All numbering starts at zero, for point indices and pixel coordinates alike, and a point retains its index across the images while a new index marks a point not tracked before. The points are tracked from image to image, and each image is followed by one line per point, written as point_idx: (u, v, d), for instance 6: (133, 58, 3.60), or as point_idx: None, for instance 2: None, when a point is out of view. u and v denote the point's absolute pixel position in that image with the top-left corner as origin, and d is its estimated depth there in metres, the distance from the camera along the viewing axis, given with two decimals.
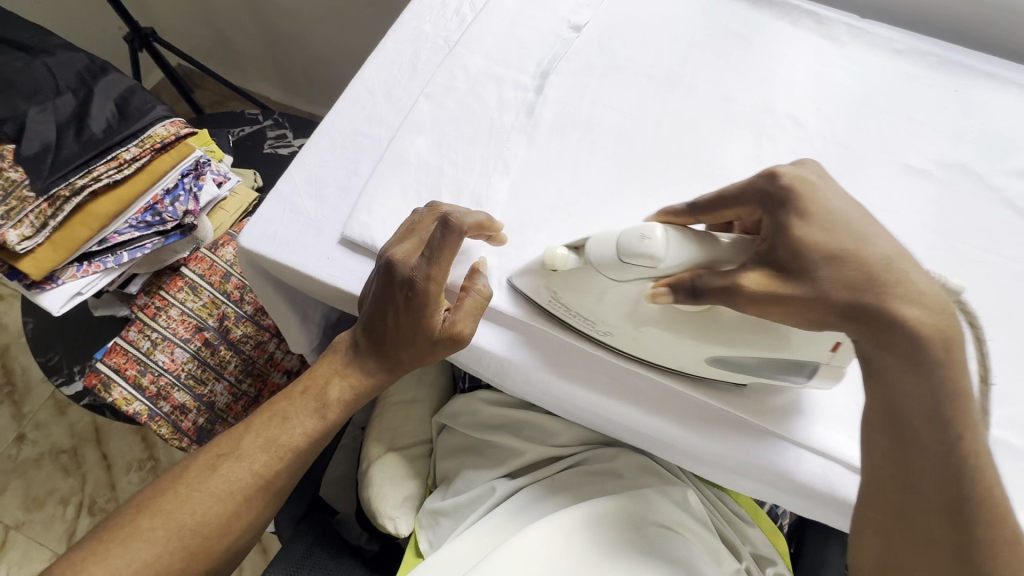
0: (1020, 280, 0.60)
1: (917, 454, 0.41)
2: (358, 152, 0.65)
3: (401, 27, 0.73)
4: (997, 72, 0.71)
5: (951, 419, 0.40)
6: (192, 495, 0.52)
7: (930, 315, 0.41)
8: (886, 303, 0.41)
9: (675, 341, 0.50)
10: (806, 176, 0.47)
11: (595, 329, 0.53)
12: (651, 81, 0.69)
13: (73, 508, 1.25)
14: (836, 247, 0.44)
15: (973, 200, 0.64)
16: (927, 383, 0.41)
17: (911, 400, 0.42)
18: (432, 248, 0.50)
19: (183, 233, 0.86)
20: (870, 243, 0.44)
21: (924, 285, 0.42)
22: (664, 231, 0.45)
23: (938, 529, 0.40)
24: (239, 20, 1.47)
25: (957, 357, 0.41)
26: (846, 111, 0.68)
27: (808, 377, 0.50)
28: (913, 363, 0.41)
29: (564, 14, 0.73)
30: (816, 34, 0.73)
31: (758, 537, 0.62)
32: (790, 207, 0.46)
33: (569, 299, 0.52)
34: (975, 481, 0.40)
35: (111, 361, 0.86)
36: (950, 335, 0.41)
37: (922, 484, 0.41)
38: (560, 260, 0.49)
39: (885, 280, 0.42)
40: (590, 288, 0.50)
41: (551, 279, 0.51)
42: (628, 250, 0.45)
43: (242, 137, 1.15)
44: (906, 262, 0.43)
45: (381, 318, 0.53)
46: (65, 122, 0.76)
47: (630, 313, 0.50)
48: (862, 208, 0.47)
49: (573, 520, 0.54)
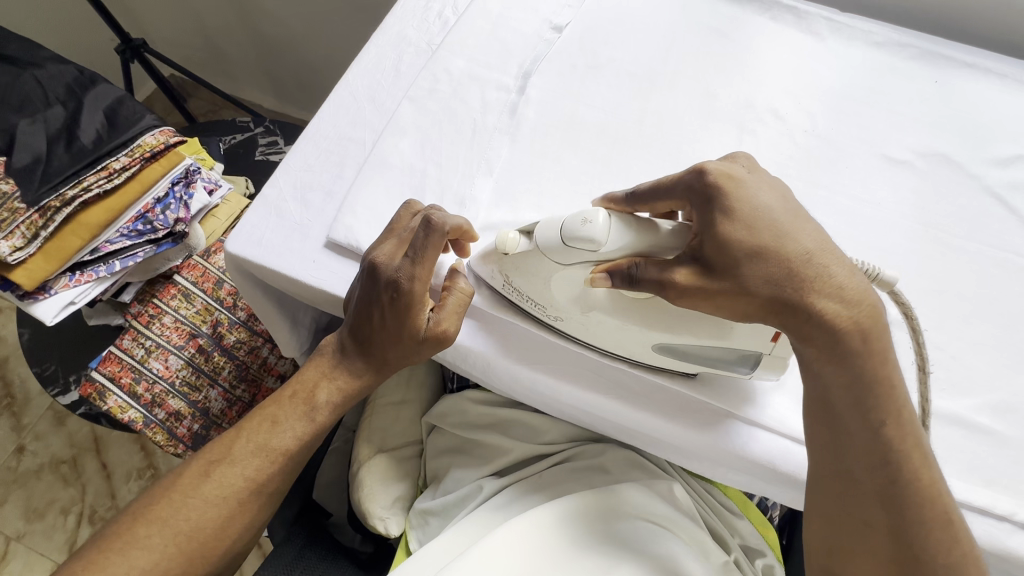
0: (1002, 268, 0.60)
1: (847, 443, 0.45)
2: (343, 156, 0.66)
3: (384, 32, 0.74)
4: (977, 61, 0.72)
5: (875, 407, 0.44)
6: (186, 501, 0.51)
7: (847, 310, 0.44)
8: (807, 297, 0.44)
9: (621, 326, 0.51)
10: (734, 172, 0.47)
11: (546, 314, 0.54)
12: (633, 79, 0.70)
13: (74, 518, 1.26)
14: (810, 236, 0.45)
15: (954, 189, 0.64)
16: (848, 375, 0.44)
17: (839, 392, 0.45)
18: (416, 248, 0.51)
19: (175, 240, 0.87)
20: (790, 239, 0.45)
21: (843, 279, 0.44)
22: (607, 216, 0.47)
23: (877, 513, 0.44)
24: (230, 29, 1.48)
25: (879, 345, 0.44)
26: (827, 105, 0.69)
27: (751, 369, 0.52)
28: (834, 355, 0.44)
29: (546, 15, 0.74)
30: (796, 29, 0.73)
31: (747, 528, 0.63)
32: (717, 206, 0.46)
33: (519, 283, 0.53)
34: (902, 464, 0.43)
35: (105, 370, 0.86)
36: (868, 329, 0.44)
37: (855, 471, 0.44)
38: (511, 244, 0.51)
39: (806, 275, 0.44)
40: (537, 273, 0.51)
41: (503, 263, 0.53)
42: (570, 235, 0.47)
43: (234, 145, 1.16)
44: (827, 255, 0.45)
45: (366, 319, 0.53)
46: (56, 134, 0.76)
47: (574, 296, 0.51)
48: (790, 202, 0.47)
49: (549, 520, 0.54)
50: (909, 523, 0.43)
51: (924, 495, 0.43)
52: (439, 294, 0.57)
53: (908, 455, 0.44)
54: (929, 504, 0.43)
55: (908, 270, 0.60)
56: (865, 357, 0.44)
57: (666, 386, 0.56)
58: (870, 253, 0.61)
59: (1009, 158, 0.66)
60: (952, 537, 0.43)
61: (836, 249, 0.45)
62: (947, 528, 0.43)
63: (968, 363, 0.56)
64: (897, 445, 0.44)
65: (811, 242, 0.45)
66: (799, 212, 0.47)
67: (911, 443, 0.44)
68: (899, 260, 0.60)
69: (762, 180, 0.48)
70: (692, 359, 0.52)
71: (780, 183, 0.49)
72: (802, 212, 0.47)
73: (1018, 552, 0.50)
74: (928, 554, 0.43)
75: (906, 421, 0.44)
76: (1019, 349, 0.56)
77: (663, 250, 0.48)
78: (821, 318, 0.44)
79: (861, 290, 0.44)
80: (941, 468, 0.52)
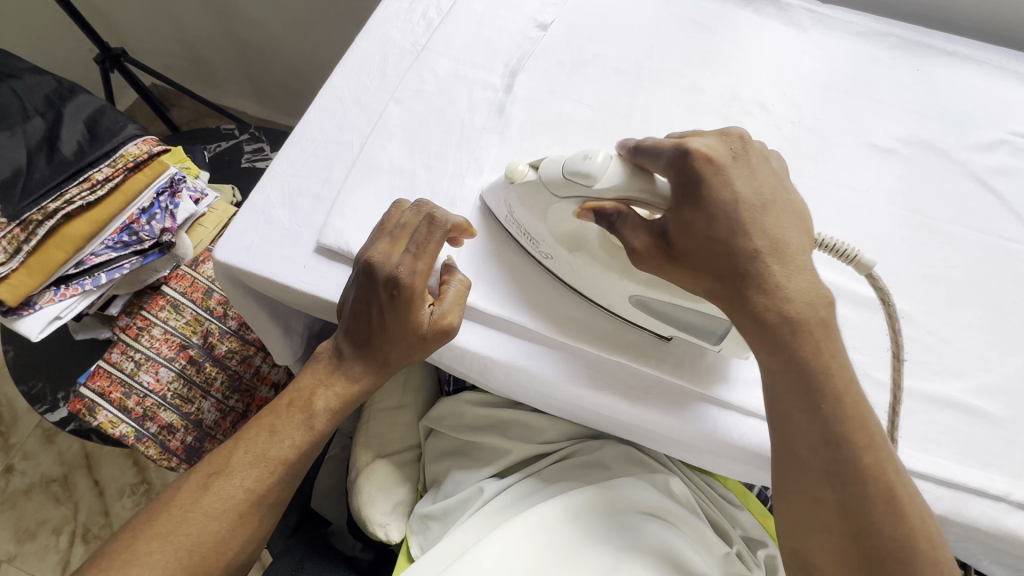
0: (989, 251, 0.61)
1: (789, 423, 0.45)
2: (330, 160, 0.65)
3: (368, 34, 0.73)
4: (957, 49, 0.73)
5: (811, 389, 0.44)
6: (185, 516, 0.49)
7: (778, 305, 0.44)
8: (743, 292, 0.44)
9: (602, 273, 0.53)
10: (717, 157, 0.46)
11: (539, 251, 0.57)
12: (620, 74, 0.70)
13: (67, 537, 1.24)
14: (766, 232, 0.45)
15: (940, 175, 0.65)
16: (784, 362, 0.44)
17: (778, 378, 0.45)
18: (416, 242, 0.52)
19: (161, 250, 0.86)
20: (743, 234, 0.45)
21: (784, 278, 0.44)
22: (606, 156, 0.49)
23: (823, 492, 0.43)
24: (211, 36, 1.46)
25: (814, 336, 0.44)
26: (813, 96, 0.69)
27: (719, 341, 0.53)
28: (764, 341, 0.45)
29: (530, 13, 0.74)
30: (780, 21, 0.74)
31: (748, 520, 0.63)
32: (696, 188, 0.46)
33: (519, 215, 0.56)
34: (844, 443, 0.43)
35: (94, 385, 0.85)
36: (800, 320, 0.44)
37: (799, 450, 0.44)
38: (518, 175, 0.55)
39: (748, 272, 0.44)
40: (537, 205, 0.54)
41: (508, 194, 0.56)
42: (569, 167, 0.50)
43: (218, 152, 1.15)
44: (773, 256, 0.44)
45: (366, 319, 0.53)
46: (36, 146, 0.75)
47: (564, 234, 0.54)
48: (768, 192, 0.46)
49: (552, 518, 0.54)
50: (856, 501, 0.42)
51: (867, 471, 0.43)
52: (436, 291, 0.56)
53: (852, 433, 0.43)
54: (871, 480, 0.42)
55: (898, 256, 0.60)
56: (800, 343, 0.44)
57: (664, 379, 0.56)
58: (859, 241, 0.61)
59: (991, 143, 0.67)
60: (898, 511, 0.42)
61: (788, 247, 0.45)
62: (891, 503, 0.42)
63: (960, 346, 0.56)
64: (836, 424, 0.43)
65: (762, 238, 0.45)
66: (771, 203, 0.46)
67: (852, 422, 0.43)
68: (888, 246, 0.61)
69: (748, 166, 0.47)
70: (668, 321, 0.53)
71: (767, 170, 0.48)
72: (777, 199, 0.46)
73: (1015, 533, 0.50)
74: (875, 529, 0.42)
75: (845, 402, 0.43)
76: (1008, 332, 0.57)
77: (654, 204, 0.49)
78: (752, 311, 0.44)
79: (804, 287, 0.44)
80: (937, 451, 0.52)
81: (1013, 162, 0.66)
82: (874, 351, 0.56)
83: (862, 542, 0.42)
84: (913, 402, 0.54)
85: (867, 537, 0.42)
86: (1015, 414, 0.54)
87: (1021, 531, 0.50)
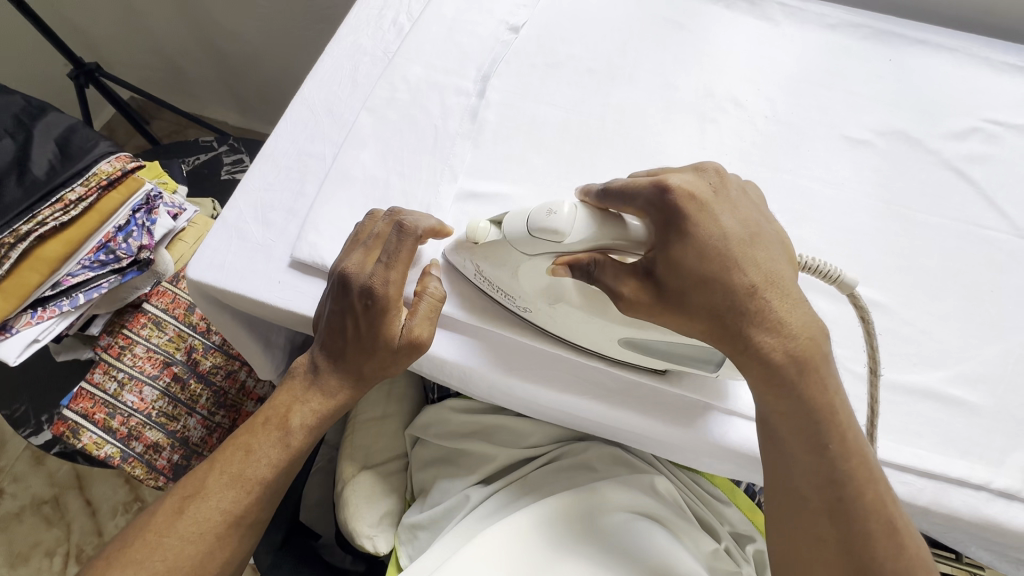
0: (965, 240, 0.61)
1: (792, 462, 0.46)
2: (303, 172, 0.65)
3: (338, 43, 0.73)
4: (928, 38, 0.73)
5: (817, 431, 0.45)
6: (161, 541, 0.49)
7: (782, 343, 0.44)
8: (744, 330, 0.44)
9: (589, 319, 0.51)
10: (699, 193, 0.46)
11: (516, 306, 0.54)
12: (593, 75, 0.69)
13: (60, 559, 1.22)
14: (759, 265, 0.45)
15: (914, 165, 0.65)
16: (793, 405, 0.45)
17: (787, 419, 0.46)
18: (389, 252, 0.51)
19: (140, 268, 0.84)
20: (738, 269, 0.44)
21: (784, 312, 0.44)
22: (572, 208, 0.46)
23: (828, 528, 0.45)
24: (187, 47, 1.45)
25: (817, 375, 0.45)
26: (786, 89, 0.69)
27: (715, 368, 0.52)
28: (772, 383, 0.45)
29: (502, 16, 0.73)
30: (751, 16, 0.74)
31: (735, 515, 0.64)
32: (677, 224, 0.45)
33: (490, 273, 0.53)
34: (849, 480, 0.44)
35: (77, 408, 0.84)
36: (805, 359, 0.44)
37: (804, 489, 0.45)
38: (482, 234, 0.52)
39: (748, 309, 0.44)
40: (505, 262, 0.51)
41: (474, 254, 0.54)
42: (534, 225, 0.47)
43: (197, 165, 1.14)
44: (770, 290, 0.44)
45: (341, 332, 0.52)
46: (6, 168, 0.73)
47: (541, 288, 0.51)
48: (751, 224, 0.46)
49: (534, 529, 0.54)
50: (857, 537, 0.44)
51: (869, 506, 0.44)
52: (410, 302, 0.56)
53: (857, 471, 0.44)
54: (872, 515, 0.44)
55: (875, 249, 0.61)
56: (806, 386, 0.44)
57: (643, 381, 0.56)
58: (835, 234, 0.61)
59: (964, 131, 0.67)
60: (897, 543, 0.44)
61: (783, 280, 0.45)
62: (890, 535, 0.44)
63: (938, 336, 0.57)
64: (842, 462, 0.44)
65: (757, 273, 0.44)
66: (760, 232, 0.46)
67: (855, 461, 0.45)
68: (865, 239, 0.61)
69: (728, 200, 0.47)
70: (657, 355, 0.52)
71: (747, 202, 0.48)
72: (761, 231, 0.46)
73: (996, 519, 0.51)
74: (877, 562, 0.44)
75: (850, 441, 0.45)
76: (986, 319, 0.57)
77: (627, 250, 0.47)
78: (758, 350, 0.44)
79: (804, 321, 0.45)
80: (918, 443, 0.53)
81: (987, 149, 0.66)
82: (853, 344, 0.56)
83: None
84: (892, 393, 0.55)
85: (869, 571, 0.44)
86: (994, 402, 0.54)
87: (1002, 519, 0.51)
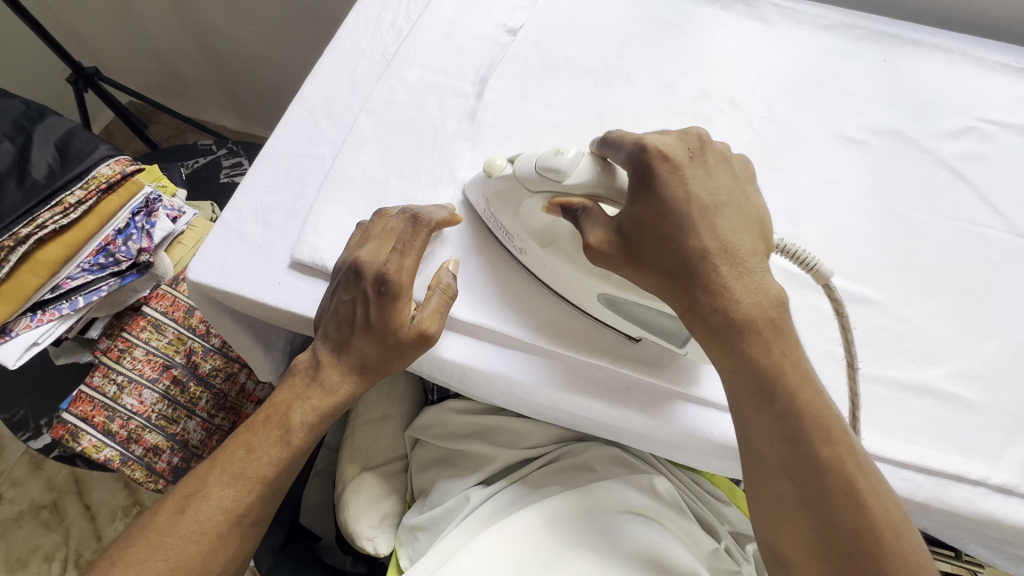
0: (959, 237, 0.61)
1: (749, 421, 0.44)
2: (303, 174, 0.65)
3: (337, 46, 0.73)
4: (923, 39, 0.73)
5: (765, 384, 0.43)
6: (163, 540, 0.49)
7: (727, 305, 0.44)
8: (689, 290, 0.45)
9: (569, 269, 0.54)
10: (673, 154, 0.47)
11: (513, 245, 0.57)
12: (591, 76, 0.70)
13: (59, 564, 1.22)
14: (717, 230, 0.45)
15: (910, 164, 0.65)
16: (736, 362, 0.44)
17: (731, 379, 0.45)
18: (404, 241, 0.53)
19: (140, 271, 0.84)
20: (693, 234, 0.45)
21: (736, 281, 0.44)
22: (578, 152, 0.49)
23: (786, 488, 0.43)
24: (185, 51, 1.45)
25: (763, 335, 0.44)
26: (783, 90, 0.70)
27: (683, 343, 0.52)
28: (717, 341, 0.45)
29: (500, 18, 0.74)
30: (747, 17, 0.74)
31: (734, 514, 0.64)
32: (649, 183, 0.47)
33: (495, 208, 0.57)
34: (802, 437, 0.42)
35: (77, 411, 0.83)
36: (749, 319, 0.44)
37: (761, 448, 0.44)
38: (497, 169, 0.55)
39: (698, 272, 0.45)
40: (511, 199, 0.55)
41: (487, 189, 0.57)
42: (541, 161, 0.49)
43: (196, 169, 1.14)
44: (722, 257, 0.45)
45: (349, 321, 0.53)
46: (6, 171, 0.73)
47: (537, 228, 0.54)
48: (724, 191, 0.47)
49: (527, 526, 0.54)
50: (817, 494, 0.42)
51: (827, 464, 0.42)
52: (419, 297, 0.57)
53: (810, 427, 0.42)
54: (830, 473, 0.42)
55: (871, 247, 0.61)
56: (751, 343, 0.44)
57: (643, 380, 0.56)
58: (831, 233, 0.62)
59: (959, 130, 0.68)
60: (861, 503, 0.41)
61: (738, 249, 0.45)
62: (851, 494, 0.41)
63: (935, 333, 0.57)
64: (792, 418, 0.43)
65: (712, 239, 0.45)
66: (732, 199, 0.47)
67: (808, 416, 0.43)
68: (862, 238, 0.61)
69: (704, 166, 0.48)
70: (634, 320, 0.54)
71: (725, 169, 0.49)
72: (732, 200, 0.47)
73: (993, 515, 0.51)
74: (838, 520, 0.41)
75: (801, 396, 0.43)
76: (982, 316, 0.58)
77: (612, 198, 0.50)
78: (699, 313, 0.45)
79: (753, 286, 0.44)
80: (916, 439, 0.53)
81: (981, 148, 0.67)
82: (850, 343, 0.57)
83: (827, 537, 0.41)
84: (891, 390, 0.55)
85: (833, 530, 0.41)
86: (991, 399, 0.54)
87: (998, 513, 0.51)
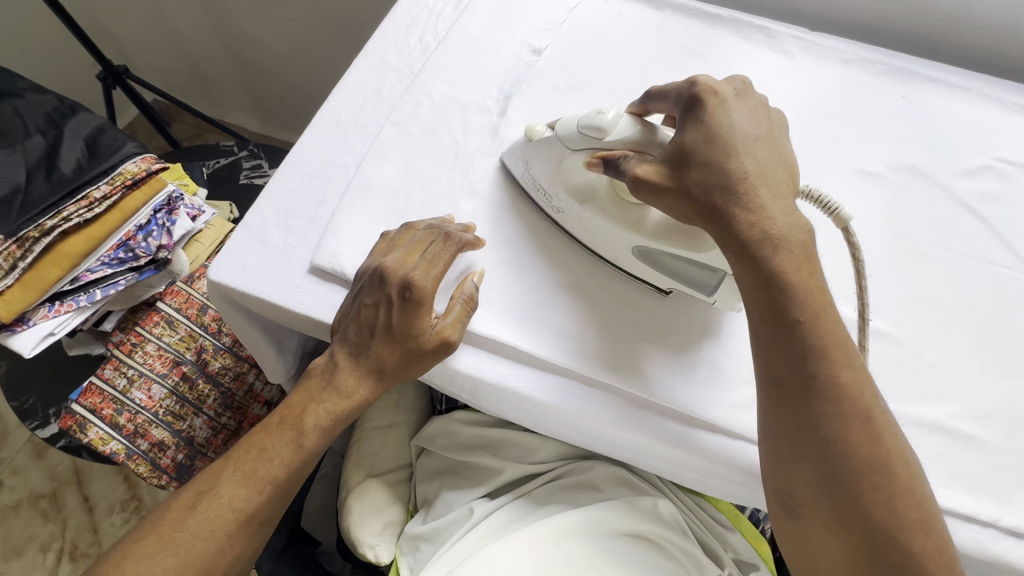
0: (974, 276, 0.62)
1: (771, 346, 0.45)
2: (326, 181, 0.66)
3: (366, 57, 0.75)
4: (943, 77, 0.74)
5: (790, 304, 0.44)
6: (174, 536, 0.49)
7: (762, 222, 0.45)
8: (728, 209, 0.45)
9: (606, 225, 0.56)
10: (721, 90, 0.50)
11: (550, 206, 0.60)
12: (612, 99, 0.71)
13: (54, 555, 1.22)
14: (755, 158, 0.47)
15: (926, 200, 0.66)
16: (764, 279, 0.45)
17: (758, 300, 0.45)
18: (432, 252, 0.55)
19: (158, 267, 0.85)
20: (735, 157, 0.47)
21: (775, 207, 0.45)
22: (617, 113, 0.53)
23: (805, 411, 0.43)
24: (212, 54, 1.49)
25: (795, 256, 0.45)
26: (801, 121, 0.70)
27: (712, 292, 0.55)
28: (745, 259, 0.45)
29: (525, 38, 0.75)
30: (768, 48, 0.75)
31: (739, 542, 0.63)
32: (696, 114, 0.49)
33: (537, 172, 0.60)
34: (822, 359, 0.43)
35: (86, 402, 0.85)
36: (781, 239, 0.45)
37: (783, 373, 0.44)
38: (537, 134, 0.58)
39: (738, 192, 0.46)
40: (551, 155, 0.58)
41: (526, 152, 0.60)
42: (583, 121, 0.53)
43: (217, 169, 1.16)
44: (762, 180, 0.46)
45: (371, 324, 0.54)
46: (35, 165, 0.75)
47: (575, 185, 0.58)
48: (766, 130, 0.49)
49: (528, 542, 0.54)
50: (830, 421, 0.42)
51: (845, 389, 0.43)
52: (441, 305, 0.57)
53: (830, 351, 0.43)
54: (846, 399, 0.43)
55: (885, 281, 0.61)
56: (782, 259, 0.44)
57: (655, 403, 0.56)
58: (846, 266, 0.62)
59: (976, 168, 0.68)
60: (873, 433, 0.42)
61: (774, 176, 0.47)
62: (867, 423, 0.42)
63: (947, 370, 0.57)
64: (812, 341, 0.44)
65: (753, 164, 0.46)
66: (770, 136, 0.49)
67: (828, 338, 0.44)
68: (877, 272, 0.62)
69: (745, 104, 0.50)
70: (669, 273, 0.56)
71: (763, 112, 0.51)
72: (771, 136, 0.49)
73: (1003, 558, 0.50)
74: (852, 449, 0.42)
75: (823, 317, 0.44)
76: (996, 355, 0.58)
77: (649, 150, 0.51)
78: (736, 229, 0.45)
79: (789, 213, 0.46)
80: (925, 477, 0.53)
81: (997, 188, 0.67)
82: None
83: (839, 467, 0.42)
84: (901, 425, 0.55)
85: (843, 460, 0.42)
86: (1004, 439, 0.54)
87: (1010, 557, 0.50)
